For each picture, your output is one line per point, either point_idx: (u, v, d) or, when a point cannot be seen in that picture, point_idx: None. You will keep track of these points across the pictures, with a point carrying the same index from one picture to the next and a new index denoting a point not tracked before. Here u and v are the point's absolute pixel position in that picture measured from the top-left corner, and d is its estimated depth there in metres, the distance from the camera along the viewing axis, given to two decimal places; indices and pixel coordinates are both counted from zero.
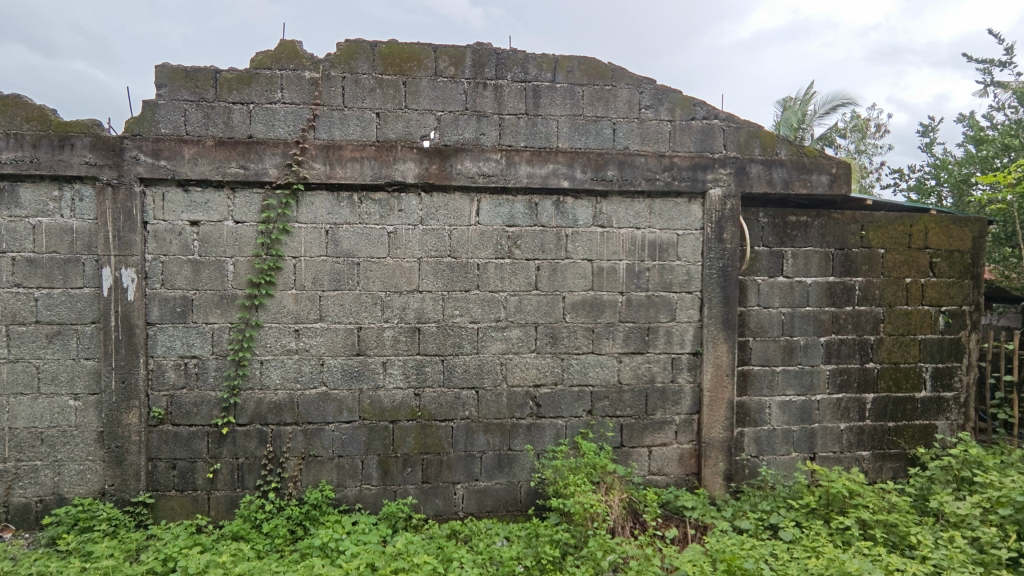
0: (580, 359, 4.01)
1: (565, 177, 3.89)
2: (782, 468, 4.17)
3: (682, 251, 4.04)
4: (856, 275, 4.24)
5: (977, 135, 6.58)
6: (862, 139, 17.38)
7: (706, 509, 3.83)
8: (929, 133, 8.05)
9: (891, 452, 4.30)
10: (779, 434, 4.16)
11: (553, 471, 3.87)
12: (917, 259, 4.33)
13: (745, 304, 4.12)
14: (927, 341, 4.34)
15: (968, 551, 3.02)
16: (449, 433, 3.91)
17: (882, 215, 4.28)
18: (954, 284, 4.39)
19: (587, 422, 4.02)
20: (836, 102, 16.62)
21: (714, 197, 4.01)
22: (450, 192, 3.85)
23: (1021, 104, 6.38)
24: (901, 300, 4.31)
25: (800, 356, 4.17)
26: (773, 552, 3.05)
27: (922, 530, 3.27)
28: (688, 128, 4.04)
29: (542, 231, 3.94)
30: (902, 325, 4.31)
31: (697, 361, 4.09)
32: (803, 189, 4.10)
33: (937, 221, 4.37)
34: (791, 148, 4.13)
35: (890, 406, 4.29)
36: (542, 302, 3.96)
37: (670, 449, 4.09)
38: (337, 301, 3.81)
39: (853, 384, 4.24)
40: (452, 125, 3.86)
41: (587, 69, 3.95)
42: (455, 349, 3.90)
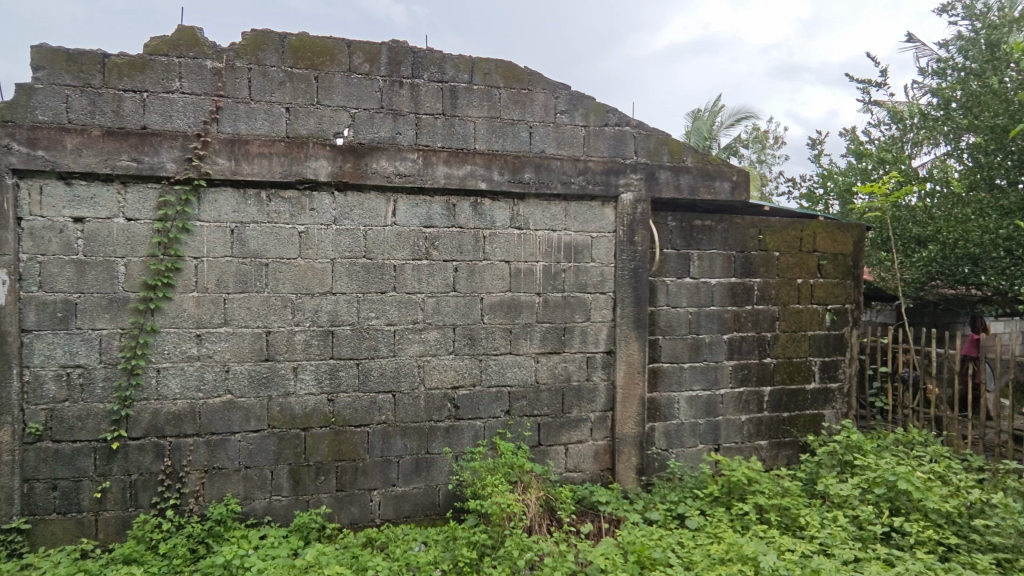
0: (499, 359, 4.03)
1: (482, 179, 3.90)
2: (690, 460, 4.39)
3: (596, 253, 4.17)
4: (754, 276, 4.54)
5: (858, 148, 7.22)
6: (762, 150, 18.65)
7: (619, 503, 3.96)
8: (818, 146, 8.74)
9: (786, 440, 4.63)
10: (686, 427, 4.38)
11: (471, 473, 3.87)
12: (807, 261, 4.70)
13: (655, 304, 4.31)
14: (816, 337, 4.72)
15: (849, 529, 3.31)
16: (365, 438, 3.81)
17: (777, 221, 4.60)
18: (839, 284, 4.81)
19: (505, 422, 4.05)
20: (740, 114, 17.74)
21: (626, 201, 4.16)
22: (365, 191, 3.76)
23: (894, 122, 7.09)
24: (794, 299, 4.66)
25: (705, 353, 4.41)
26: (680, 540, 3.21)
27: (810, 511, 3.55)
28: (601, 134, 4.17)
29: (460, 232, 3.92)
30: (794, 322, 4.66)
31: (611, 360, 4.23)
32: (707, 195, 4.35)
33: (824, 226, 4.76)
34: (696, 156, 4.35)
35: (785, 398, 4.63)
36: (460, 303, 3.94)
37: (585, 446, 4.20)
38: (244, 304, 3.61)
39: (752, 379, 4.54)
40: (367, 123, 3.77)
41: (504, 73, 3.98)
42: (371, 352, 3.81)
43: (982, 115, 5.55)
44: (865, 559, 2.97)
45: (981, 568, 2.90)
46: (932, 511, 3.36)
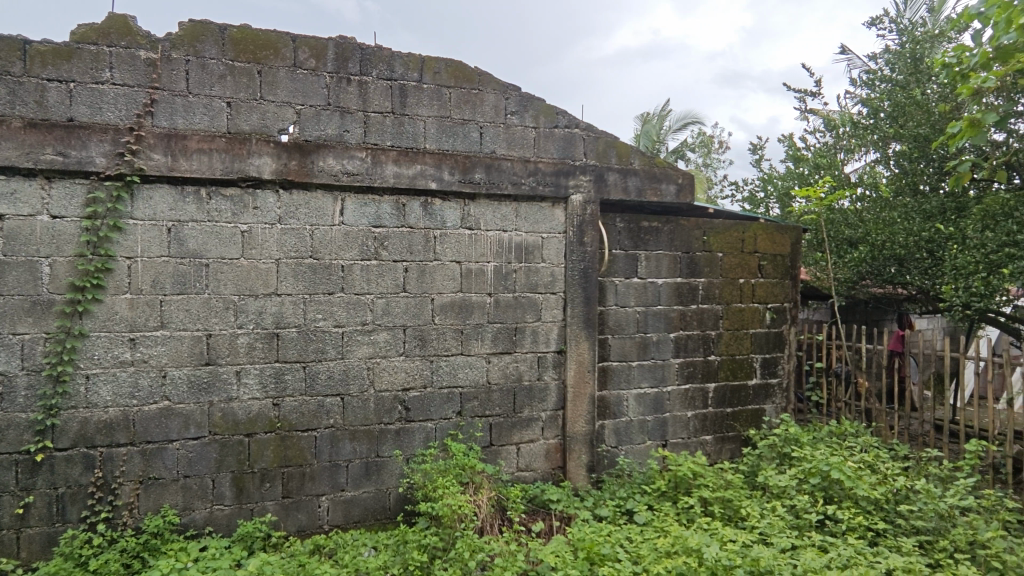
0: (450, 360, 4.00)
1: (432, 179, 3.87)
2: (638, 456, 4.48)
3: (547, 253, 4.20)
4: (699, 276, 4.68)
5: (796, 154, 7.56)
6: (708, 154, 19.25)
7: (570, 501, 4.00)
8: (759, 151, 9.09)
9: (729, 435, 4.80)
10: (635, 424, 4.47)
11: (422, 475, 3.83)
12: (749, 261, 4.88)
13: (605, 304, 4.38)
14: (757, 335, 4.91)
15: (787, 519, 3.46)
16: (312, 443, 3.72)
17: (720, 223, 4.76)
18: (778, 283, 5.01)
19: (457, 423, 4.03)
20: (686, 119, 18.25)
21: (575, 202, 4.22)
22: (312, 189, 3.67)
23: (828, 129, 7.47)
24: (736, 298, 4.83)
25: (653, 351, 4.51)
26: (628, 535, 3.27)
27: (751, 502, 3.69)
28: (551, 136, 4.21)
29: (410, 232, 3.88)
30: (737, 321, 4.83)
31: (561, 359, 4.27)
32: (654, 197, 4.46)
33: (765, 228, 4.95)
34: (643, 159, 4.46)
35: (728, 393, 4.79)
36: (411, 304, 3.90)
37: (536, 446, 4.22)
38: (182, 306, 3.46)
39: (698, 375, 4.68)
40: (313, 120, 3.68)
41: (454, 72, 3.96)
42: (319, 354, 3.71)
43: (907, 124, 5.88)
44: (801, 547, 3.11)
45: (905, 551, 3.09)
46: (862, 498, 3.56)
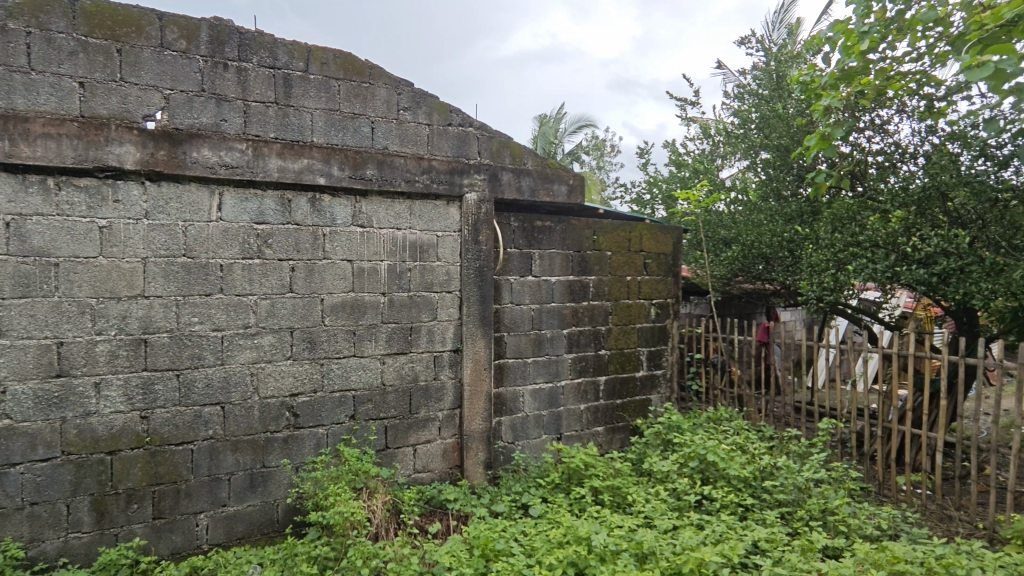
0: (342, 362, 3.86)
1: (320, 174, 3.70)
2: (534, 450, 4.58)
3: (442, 252, 4.17)
4: (590, 274, 4.87)
5: (677, 159, 8.07)
6: (601, 157, 20.11)
7: (467, 499, 4.00)
8: (646, 155, 9.61)
9: (619, 425, 5.03)
10: (531, 419, 4.56)
11: (313, 483, 3.66)
12: (634, 260, 5.15)
13: (500, 302, 4.43)
14: (643, 329, 5.20)
15: (669, 501, 3.69)
16: (188, 457, 3.43)
17: (609, 223, 4.97)
18: (661, 280, 5.33)
19: (350, 428, 3.90)
20: (581, 123, 18.95)
21: (470, 201, 4.22)
22: (184, 182, 3.37)
23: (706, 137, 8.05)
24: (624, 295, 5.08)
25: (547, 347, 4.63)
26: (522, 528, 3.34)
27: (637, 488, 3.90)
28: (445, 134, 4.18)
29: (296, 230, 3.69)
30: (625, 316, 5.08)
31: (458, 358, 4.26)
32: (547, 197, 4.56)
33: (649, 228, 5.24)
34: (536, 159, 4.55)
35: (618, 385, 5.03)
36: (298, 305, 3.71)
37: (434, 446, 4.19)
38: (25, 311, 3.05)
39: (589, 370, 4.86)
40: (185, 107, 3.39)
41: (343, 63, 3.81)
42: (194, 361, 3.43)
43: (771, 135, 6.46)
44: (681, 526, 3.33)
45: (770, 522, 3.40)
46: (733, 477, 3.87)
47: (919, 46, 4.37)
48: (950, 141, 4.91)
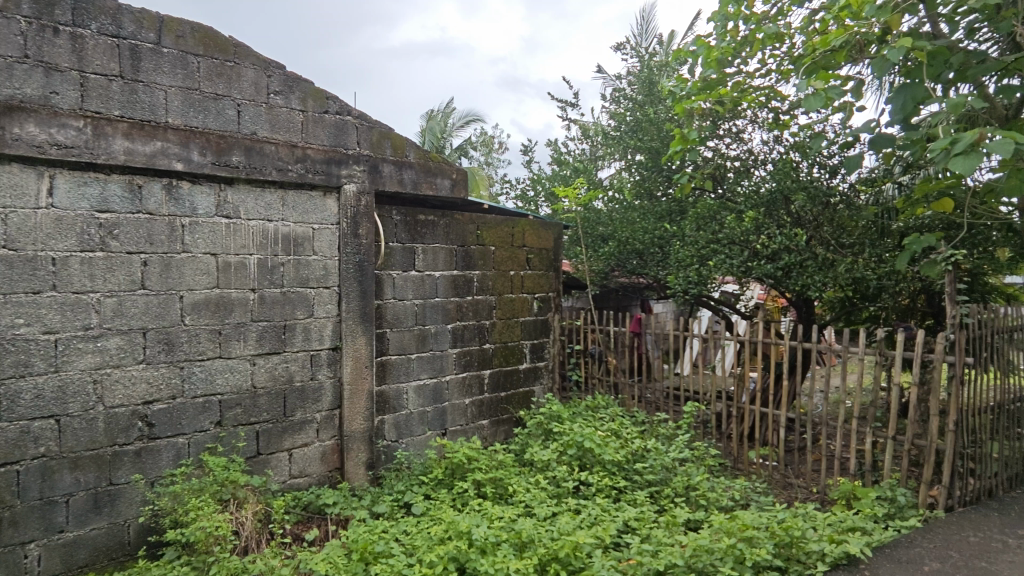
0: (206, 365, 3.55)
1: (177, 158, 3.36)
2: (417, 447, 4.52)
3: (318, 246, 3.96)
4: (474, 269, 4.89)
5: (558, 158, 8.29)
6: (489, 154, 20.29)
7: (347, 502, 3.86)
8: (530, 152, 9.78)
9: (503, 417, 5.11)
10: (415, 416, 4.50)
11: (171, 498, 3.34)
12: (517, 255, 5.25)
13: (382, 297, 4.30)
14: (526, 323, 5.32)
15: (548, 489, 3.82)
16: (13, 480, 2.98)
17: (492, 218, 5.01)
18: (543, 275, 5.49)
19: (216, 435, 3.60)
20: (468, 120, 19.00)
21: (348, 192, 4.05)
22: (3, 162, 2.91)
23: (585, 138, 8.35)
24: (508, 290, 5.17)
25: (431, 343, 4.58)
26: (404, 528, 3.28)
27: (519, 479, 3.99)
28: (321, 121, 3.98)
29: (149, 219, 3.33)
30: (508, 310, 5.16)
31: (337, 356, 4.08)
32: (429, 191, 4.50)
33: (531, 224, 5.36)
34: (418, 152, 4.46)
35: (502, 378, 5.10)
36: (152, 303, 3.35)
37: (311, 449, 3.98)
38: None
39: (474, 364, 4.89)
40: (3, 75, 2.92)
41: (202, 38, 3.49)
42: (20, 369, 2.98)
43: (643, 138, 6.86)
44: (559, 513, 3.46)
45: (640, 502, 3.63)
46: (608, 461, 4.08)
47: (767, 63, 4.87)
48: (794, 151, 5.38)
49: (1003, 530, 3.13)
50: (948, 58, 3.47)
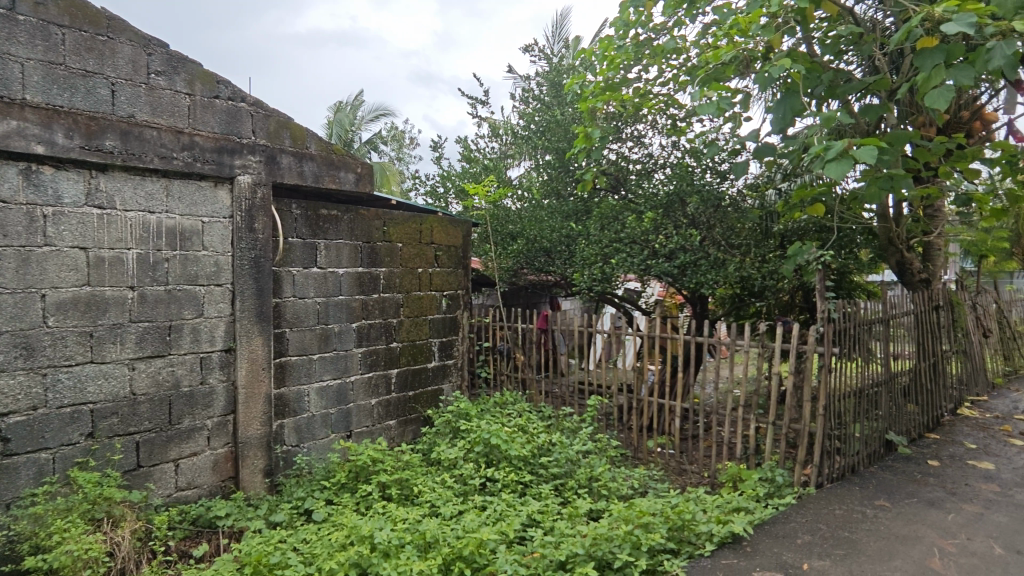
0: (74, 371, 3.20)
1: (38, 141, 3.01)
2: (320, 451, 4.34)
3: (208, 240, 3.69)
4: (380, 266, 4.77)
5: (467, 154, 8.14)
6: (400, 149, 19.92)
7: (241, 513, 3.63)
8: (440, 149, 9.62)
9: (411, 416, 5.03)
10: (317, 419, 4.32)
11: (31, 521, 2.98)
12: (425, 252, 5.18)
13: (281, 295, 4.08)
14: (434, 320, 5.27)
15: (455, 488, 3.81)
16: None
17: (399, 214, 4.91)
18: (451, 273, 5.46)
19: (87, 448, 3.26)
20: (378, 113, 18.55)
21: (242, 183, 3.80)
22: None
23: (494, 136, 8.32)
24: (415, 287, 5.08)
25: (334, 342, 4.42)
26: (302, 537, 3.14)
27: (425, 479, 3.95)
28: (211, 106, 3.70)
29: (2, 208, 2.95)
30: (416, 308, 5.08)
31: (230, 358, 3.82)
32: (332, 185, 4.32)
33: (439, 221, 5.31)
34: (321, 144, 4.27)
35: (410, 377, 5.02)
36: (6, 303, 2.97)
37: (201, 459, 3.71)
38: None
39: (380, 363, 4.77)
40: None
41: (68, 8, 3.15)
42: None
43: (551, 138, 7.00)
44: (464, 511, 3.45)
45: (544, 495, 3.70)
46: (514, 457, 4.12)
47: (665, 72, 5.14)
48: (689, 156, 5.72)
49: (863, 501, 3.51)
50: (820, 75, 3.81)
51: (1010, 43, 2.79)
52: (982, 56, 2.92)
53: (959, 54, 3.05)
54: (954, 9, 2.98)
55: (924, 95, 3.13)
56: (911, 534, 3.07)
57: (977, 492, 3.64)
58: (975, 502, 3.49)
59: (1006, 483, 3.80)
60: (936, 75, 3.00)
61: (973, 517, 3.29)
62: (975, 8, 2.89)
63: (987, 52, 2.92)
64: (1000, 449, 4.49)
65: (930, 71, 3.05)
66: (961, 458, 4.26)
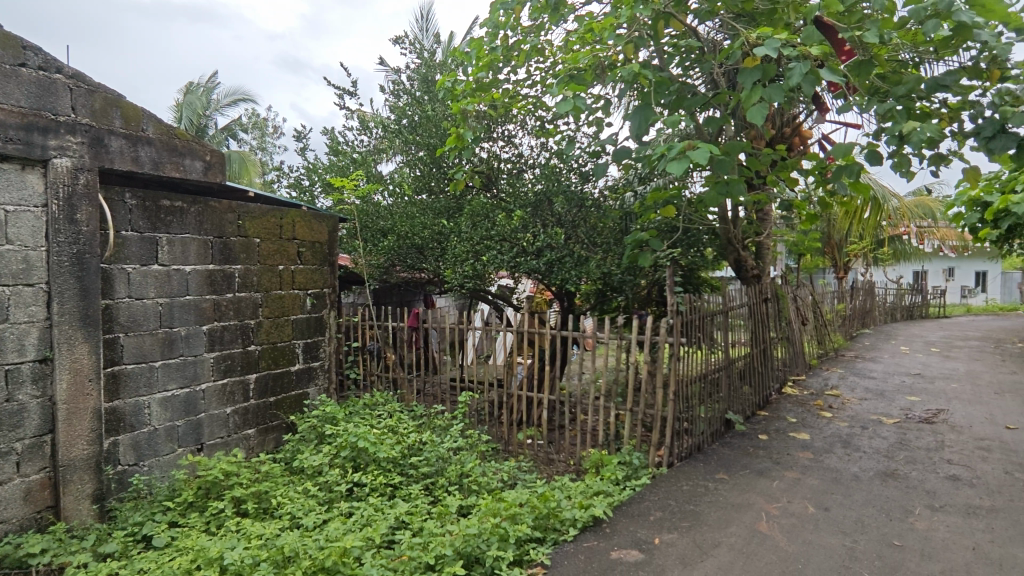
0: None
1: None
2: (164, 469, 3.91)
3: (15, 232, 3.16)
4: (234, 263, 4.39)
5: (334, 147, 7.75)
6: (263, 138, 18.59)
7: (63, 547, 3.16)
8: (304, 139, 9.06)
9: (273, 424, 4.71)
10: (161, 433, 3.88)
11: None
12: (287, 249, 4.87)
13: (113, 296, 3.60)
14: (298, 321, 4.97)
15: (319, 496, 3.64)
16: None
17: (256, 207, 4.56)
18: (316, 270, 5.19)
19: None
20: (237, 98, 17.15)
21: (60, 168, 3.29)
22: None
23: (364, 129, 7.99)
24: (276, 286, 4.76)
25: (180, 347, 3.99)
26: (139, 566, 2.82)
27: (285, 489, 3.73)
28: (16, 76, 3.16)
29: None
30: (277, 308, 4.76)
31: (46, 370, 3.29)
32: (175, 173, 3.89)
33: (302, 215, 5.02)
34: (159, 127, 3.82)
35: (270, 382, 4.68)
36: None
37: (8, 488, 3.17)
38: None
39: (237, 369, 4.40)
40: None
41: None
42: None
43: (422, 134, 6.89)
44: (329, 519, 3.31)
45: (414, 496, 3.64)
46: (382, 459, 4.02)
47: (532, 75, 5.29)
48: (556, 158, 5.92)
49: (706, 476, 3.88)
50: (669, 87, 4.13)
51: (807, 65, 3.21)
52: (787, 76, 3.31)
53: (774, 74, 3.47)
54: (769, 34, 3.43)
55: (748, 110, 3.48)
56: (744, 502, 3.45)
57: (796, 459, 4.19)
58: (794, 468, 4.02)
59: (817, 450, 4.41)
60: (755, 92, 3.38)
61: (793, 481, 3.78)
62: (784, 34, 3.33)
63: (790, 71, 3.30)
64: (813, 421, 5.21)
65: (751, 87, 3.42)
66: (784, 431, 4.87)
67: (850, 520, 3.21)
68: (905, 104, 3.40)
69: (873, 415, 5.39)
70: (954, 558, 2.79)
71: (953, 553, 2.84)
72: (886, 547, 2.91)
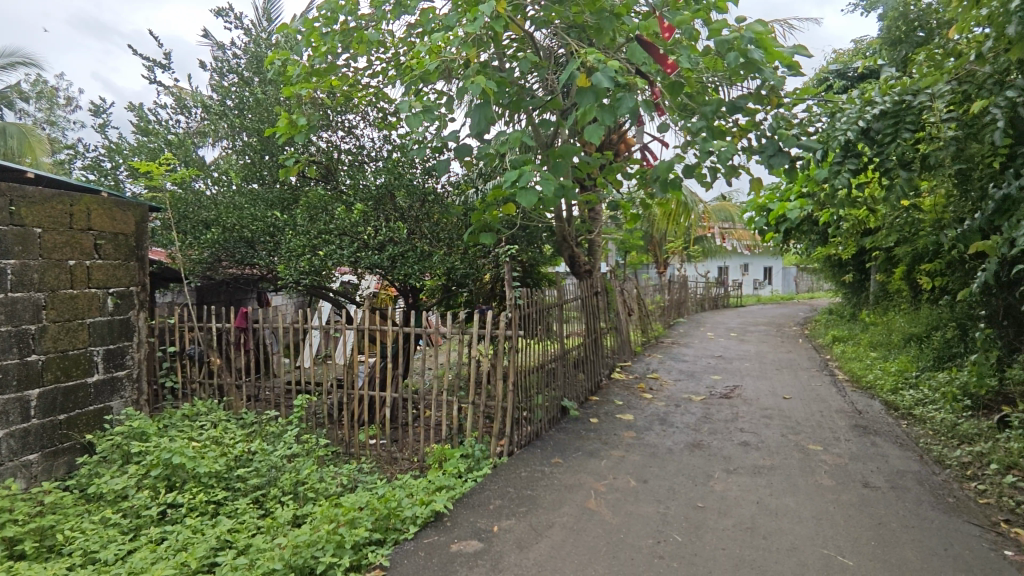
0: None
1: None
2: None
3: None
4: (5, 257, 3.66)
5: (143, 125, 6.80)
6: (51, 110, 15.78)
7: None
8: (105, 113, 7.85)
9: (63, 446, 4.02)
10: None
11: None
12: (79, 241, 4.18)
13: None
14: (96, 325, 4.29)
15: (123, 525, 3.20)
16: None
17: (36, 191, 3.85)
18: (120, 266, 4.52)
19: None
20: (15, 59, 14.35)
21: None
22: None
23: (181, 108, 7.11)
24: (65, 284, 4.06)
25: None
26: None
27: (77, 522, 3.22)
28: None
29: None
30: (67, 310, 4.07)
31: None
32: None
33: (99, 202, 4.33)
34: None
35: (59, 398, 3.99)
36: None
37: None
38: None
39: (11, 384, 3.69)
40: None
41: None
42: None
43: (251, 117, 6.33)
44: (134, 549, 2.92)
45: (240, 511, 3.34)
46: (203, 474, 3.64)
47: (373, 65, 5.14)
48: (400, 151, 5.80)
49: (542, 461, 4.09)
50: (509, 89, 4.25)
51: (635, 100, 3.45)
52: (617, 105, 3.54)
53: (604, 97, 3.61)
54: (602, 60, 3.58)
55: (583, 127, 3.66)
56: (575, 482, 3.70)
57: (621, 439, 4.59)
58: (619, 447, 4.39)
59: (639, 429, 4.88)
60: (587, 112, 3.55)
61: (618, 459, 4.14)
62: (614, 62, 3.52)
63: (620, 101, 3.53)
64: (636, 402, 5.74)
65: (584, 109, 3.56)
66: (612, 414, 5.31)
67: (664, 489, 3.60)
68: (709, 121, 3.86)
69: (685, 394, 6.10)
70: (743, 512, 3.27)
71: (742, 508, 3.33)
72: (692, 509, 3.31)
